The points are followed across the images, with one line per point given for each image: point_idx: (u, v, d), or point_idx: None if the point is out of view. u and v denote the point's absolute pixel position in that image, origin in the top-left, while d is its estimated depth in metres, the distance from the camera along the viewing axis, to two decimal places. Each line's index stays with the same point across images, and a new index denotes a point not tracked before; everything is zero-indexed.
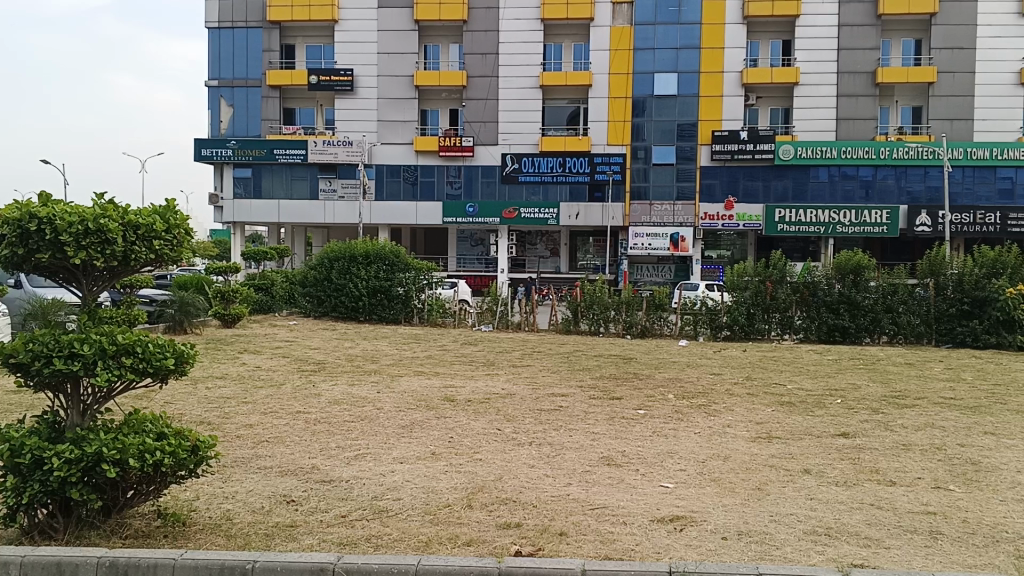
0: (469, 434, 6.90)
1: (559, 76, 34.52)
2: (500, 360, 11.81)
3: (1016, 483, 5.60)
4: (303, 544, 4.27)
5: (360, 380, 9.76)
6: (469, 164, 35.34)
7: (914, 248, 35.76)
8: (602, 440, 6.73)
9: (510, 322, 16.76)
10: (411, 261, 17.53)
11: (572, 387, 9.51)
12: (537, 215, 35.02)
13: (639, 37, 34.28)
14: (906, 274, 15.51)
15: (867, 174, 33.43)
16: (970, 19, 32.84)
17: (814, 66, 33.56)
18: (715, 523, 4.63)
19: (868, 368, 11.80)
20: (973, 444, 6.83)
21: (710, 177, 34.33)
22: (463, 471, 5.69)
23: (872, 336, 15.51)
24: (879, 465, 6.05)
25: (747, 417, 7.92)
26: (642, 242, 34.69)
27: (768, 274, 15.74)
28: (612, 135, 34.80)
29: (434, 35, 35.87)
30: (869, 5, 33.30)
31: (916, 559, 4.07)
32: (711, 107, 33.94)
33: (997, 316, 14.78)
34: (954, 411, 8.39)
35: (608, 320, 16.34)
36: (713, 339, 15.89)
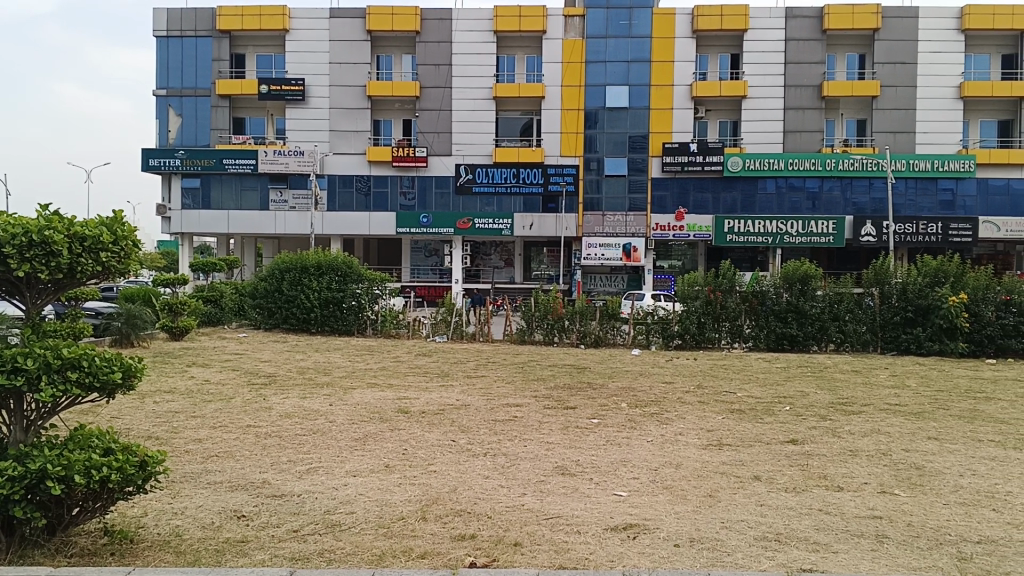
0: (423, 446, 6.86)
1: (512, 88, 34.59)
2: (455, 371, 11.78)
3: (959, 487, 5.75)
4: (254, 559, 4.21)
5: (312, 393, 9.64)
6: (423, 174, 35.21)
7: (860, 258, 36.39)
8: (556, 450, 6.75)
9: (464, 332, 16.78)
10: (364, 272, 17.40)
11: (527, 398, 9.53)
12: (490, 226, 35.09)
13: (590, 50, 34.63)
14: (851, 282, 15.88)
15: (814, 185, 34.05)
16: (911, 35, 33.81)
17: (762, 80, 34.20)
18: (668, 530, 4.67)
19: (816, 375, 12.00)
20: (916, 449, 7.00)
21: (661, 189, 34.72)
22: (418, 483, 5.66)
23: (820, 344, 15.79)
24: (827, 471, 6.17)
25: (698, 425, 8.00)
26: (596, 253, 34.93)
27: (717, 283, 15.99)
28: (565, 146, 35.00)
29: (386, 46, 35.82)
30: (814, 21, 34.07)
31: (863, 563, 4.16)
32: (662, 119, 34.39)
33: (940, 324, 15.14)
34: (899, 417, 8.57)
35: (563, 329, 16.34)
36: (665, 347, 16.05)
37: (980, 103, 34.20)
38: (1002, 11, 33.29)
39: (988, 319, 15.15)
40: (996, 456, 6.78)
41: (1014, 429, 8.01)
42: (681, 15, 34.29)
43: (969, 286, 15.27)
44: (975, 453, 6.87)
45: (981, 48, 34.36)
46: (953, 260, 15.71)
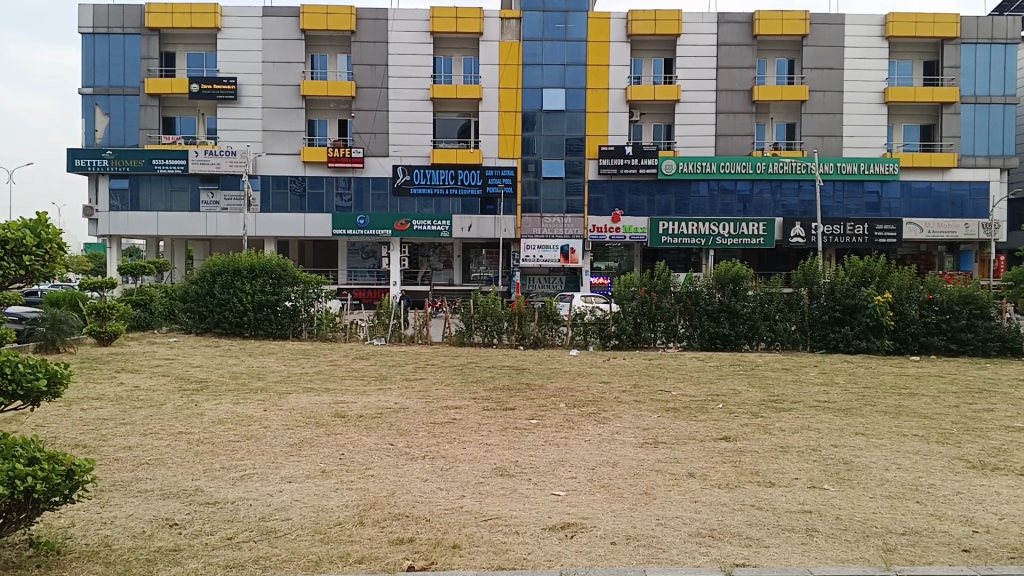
0: (360, 450, 6.80)
1: (449, 89, 34.49)
2: (392, 374, 11.69)
3: (885, 480, 5.93)
4: (187, 568, 4.13)
5: (245, 399, 9.47)
6: (359, 176, 34.88)
7: (789, 258, 37.27)
8: (494, 451, 6.77)
9: (403, 335, 16.76)
10: (299, 274, 17.17)
11: (466, 400, 9.51)
12: (429, 228, 34.96)
13: (527, 53, 34.73)
14: (781, 282, 16.23)
15: (745, 188, 34.79)
16: (838, 41, 34.74)
17: (695, 84, 34.75)
18: (605, 529, 4.71)
19: (748, 374, 12.26)
20: (844, 444, 7.20)
21: (597, 191, 35.08)
22: (355, 488, 5.61)
23: (751, 343, 16.09)
24: (759, 467, 6.29)
25: (635, 424, 8.10)
26: (534, 254, 35.07)
27: (652, 284, 16.23)
28: (503, 148, 35.01)
29: (321, 45, 35.33)
30: (745, 26, 34.73)
31: (794, 557, 4.25)
32: (598, 122, 34.73)
33: (867, 322, 15.59)
34: (828, 414, 8.80)
35: (501, 331, 16.37)
36: (602, 348, 16.20)
37: (903, 108, 35.32)
38: (923, 19, 34.50)
39: (911, 318, 15.66)
40: (919, 450, 7.01)
41: (935, 423, 8.30)
42: (616, 19, 34.69)
43: (893, 285, 15.75)
44: (899, 447, 7.10)
45: (903, 55, 35.50)
46: (879, 261, 16.18)
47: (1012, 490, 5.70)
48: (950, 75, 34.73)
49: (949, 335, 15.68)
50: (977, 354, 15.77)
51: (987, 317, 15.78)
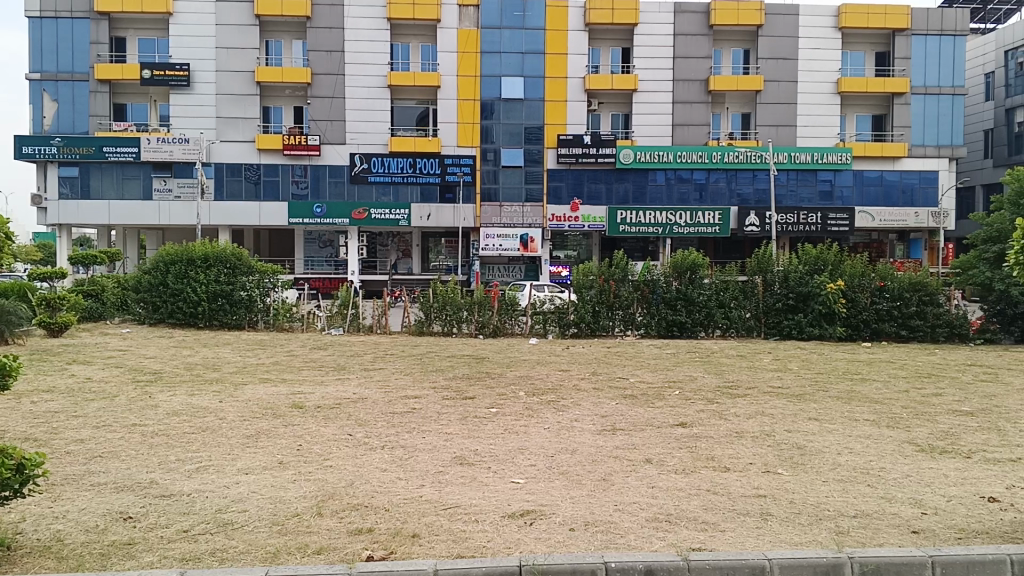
0: (318, 441, 6.76)
1: (407, 76, 34.14)
2: (351, 364, 11.62)
3: (837, 464, 6.04)
4: (143, 562, 4.07)
5: (201, 390, 9.34)
6: (316, 163, 34.52)
7: (744, 247, 37.71)
8: (454, 440, 6.76)
9: (362, 325, 16.86)
10: (255, 264, 16.94)
11: (425, 389, 9.49)
12: (387, 216, 34.74)
13: (485, 40, 34.55)
14: (736, 271, 16.39)
15: (701, 177, 35.16)
16: (792, 32, 35.15)
17: (652, 73, 34.94)
18: (563, 515, 4.75)
19: (704, 360, 12.41)
20: (798, 429, 7.31)
21: (556, 180, 35.16)
22: (313, 479, 5.57)
23: (706, 330, 16.27)
24: (714, 452, 6.38)
25: (593, 411, 8.15)
26: (494, 243, 34.97)
27: (611, 272, 16.32)
28: (462, 136, 34.82)
29: (275, 31, 34.77)
30: (702, 16, 34.97)
31: (749, 541, 4.32)
32: (556, 111, 34.78)
33: (819, 310, 15.87)
34: (782, 399, 8.94)
35: (461, 320, 16.31)
36: (562, 336, 16.23)
37: (855, 99, 35.82)
38: (876, 10, 34.97)
39: (863, 304, 16.00)
40: (870, 434, 7.16)
41: (886, 408, 8.48)
42: (574, 8, 34.71)
43: (846, 272, 16.02)
44: (851, 432, 7.24)
45: (856, 46, 35.94)
46: (831, 249, 16.45)
47: (959, 472, 5.86)
48: (901, 66, 35.33)
49: (900, 322, 16.09)
50: (925, 339, 16.26)
51: (935, 303, 16.27)
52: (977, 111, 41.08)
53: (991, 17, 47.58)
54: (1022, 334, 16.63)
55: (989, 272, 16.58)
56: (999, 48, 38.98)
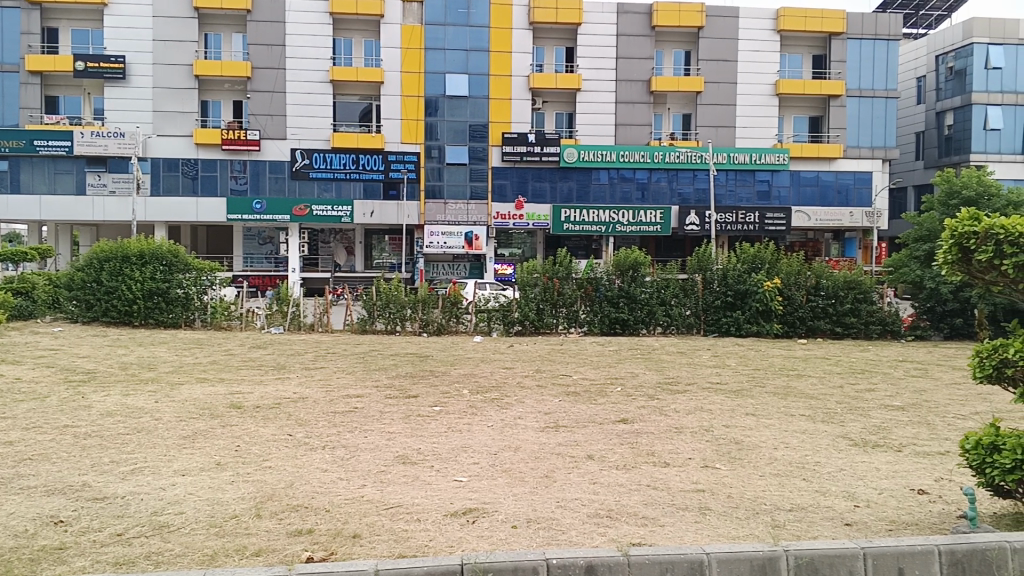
0: (257, 442, 6.65)
1: (349, 72, 33.73)
2: (292, 363, 11.46)
3: (773, 459, 6.16)
4: (74, 567, 3.96)
5: (135, 390, 9.12)
6: (256, 159, 33.96)
7: (684, 245, 38.22)
8: (397, 439, 6.72)
9: (303, 323, 16.66)
10: (192, 261, 16.59)
11: (367, 388, 9.41)
12: (329, 213, 34.38)
13: (429, 37, 34.31)
14: (676, 269, 16.70)
15: (643, 176, 35.62)
16: (732, 34, 35.73)
17: (596, 73, 35.20)
18: (505, 513, 4.75)
19: (644, 357, 12.57)
20: (736, 424, 7.45)
21: (500, 178, 35.19)
22: (252, 480, 5.48)
23: (648, 328, 16.47)
24: (655, 448, 6.45)
25: (537, 408, 8.19)
26: (438, 241, 34.90)
27: (554, 271, 16.39)
28: (405, 133, 34.55)
29: (215, 24, 34.08)
30: (644, 17, 35.34)
31: (687, 534, 4.39)
32: (501, 109, 34.80)
33: (756, 307, 16.17)
34: (721, 395, 9.10)
35: (404, 318, 16.15)
36: (506, 334, 16.23)
37: (793, 100, 36.54)
38: (813, 14, 35.70)
39: (799, 302, 16.32)
40: (806, 429, 7.31)
41: (821, 403, 8.67)
42: (518, 6, 34.74)
43: (782, 271, 16.34)
44: (787, 427, 7.39)
45: (794, 49, 36.64)
46: (768, 248, 16.77)
47: (891, 466, 6.02)
48: (837, 69, 36.15)
49: (835, 319, 16.49)
50: (859, 335, 16.70)
51: (868, 301, 16.73)
52: (910, 114, 42.22)
53: (923, 22, 48.87)
54: (950, 330, 17.25)
55: (920, 270, 17.03)
56: (931, 53, 40.09)
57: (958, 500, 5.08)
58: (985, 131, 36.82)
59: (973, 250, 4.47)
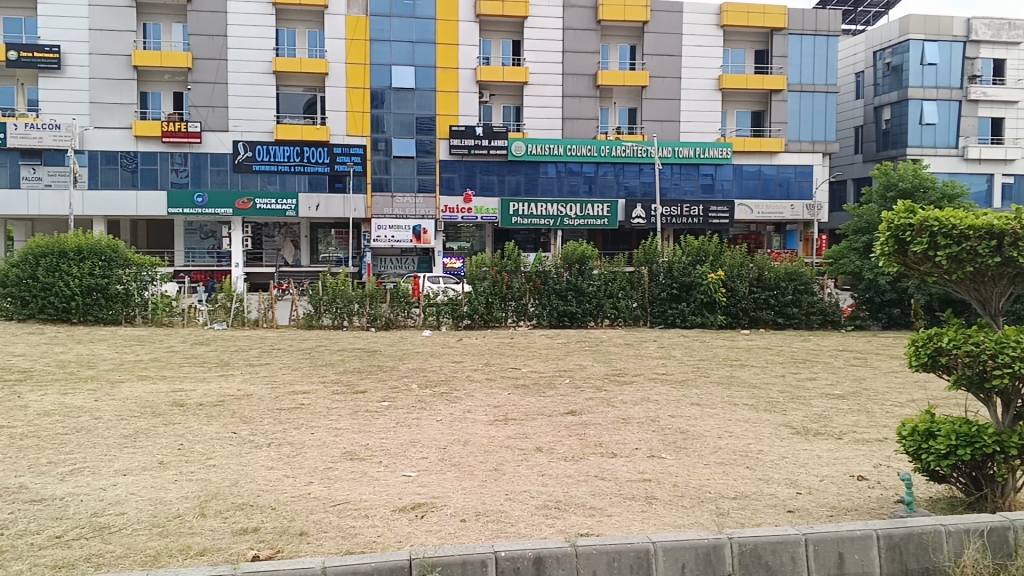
0: (200, 440, 6.54)
1: (292, 63, 33.24)
2: (235, 360, 11.28)
3: (718, 448, 6.26)
4: (10, 571, 3.85)
5: (74, 389, 8.90)
6: (197, 151, 33.31)
7: (631, 238, 38.55)
8: (344, 436, 6.66)
9: (246, 319, 16.42)
10: (132, 256, 16.25)
11: (315, 384, 9.33)
12: (273, 206, 33.87)
13: (375, 28, 33.98)
14: (623, 262, 16.83)
15: (590, 170, 35.84)
16: (676, 29, 36.09)
17: (542, 67, 35.28)
18: (455, 507, 4.75)
19: (593, 349, 12.66)
20: (681, 414, 7.55)
21: (448, 171, 35.02)
22: (196, 479, 5.40)
23: (596, 320, 16.57)
24: (603, 439, 6.51)
25: (486, 401, 8.19)
26: (385, 235, 34.53)
27: (503, 264, 16.41)
28: (351, 125, 34.15)
29: (154, 13, 33.36)
30: (590, 11, 35.50)
31: (635, 524, 4.43)
32: (448, 101, 34.63)
33: (701, 299, 16.40)
34: (667, 385, 9.23)
35: (351, 313, 15.99)
36: (455, 328, 16.16)
37: (736, 95, 37.04)
38: (755, 9, 36.16)
39: (742, 294, 16.60)
40: (749, 418, 7.44)
41: (764, 392, 8.84)
42: None
43: (726, 263, 16.63)
44: (731, 416, 7.52)
45: (737, 44, 37.12)
46: (712, 240, 17.02)
47: (831, 453, 6.15)
48: (778, 64, 36.72)
49: (776, 310, 16.79)
50: (800, 325, 17.05)
51: (809, 292, 17.07)
52: (849, 109, 43.16)
53: (862, 19, 49.94)
54: (888, 320, 17.69)
55: (859, 261, 17.42)
56: (869, 48, 40.98)
57: (895, 486, 5.22)
58: (920, 125, 37.78)
59: (909, 242, 4.58)
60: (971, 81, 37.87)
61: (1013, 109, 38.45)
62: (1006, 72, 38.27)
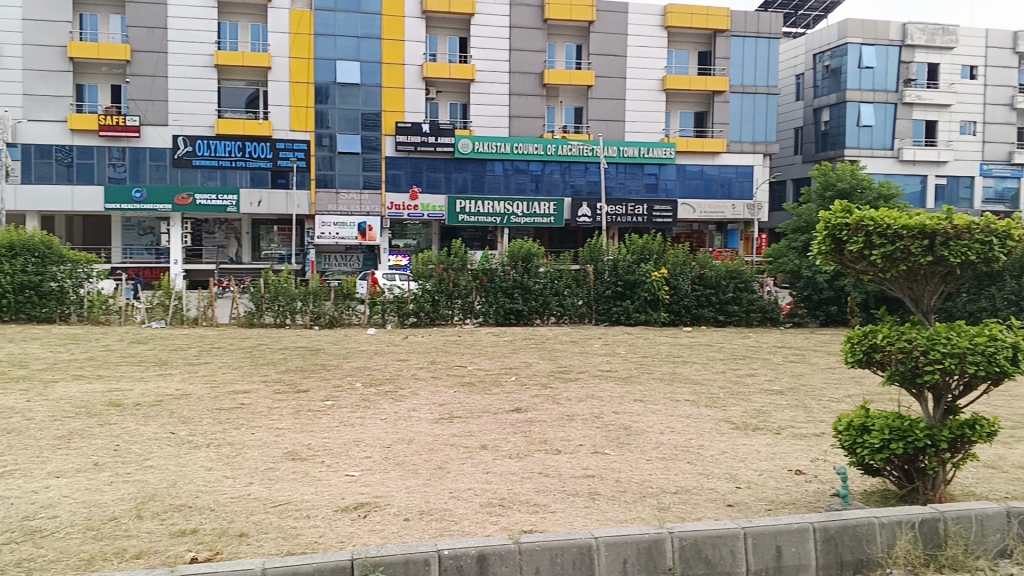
0: (137, 441, 6.40)
1: (235, 57, 32.71)
2: (173, 359, 11.07)
3: (660, 443, 6.34)
4: None
5: (5, 389, 8.63)
6: (135, 146, 32.56)
7: (577, 237, 38.75)
8: (285, 436, 6.57)
9: (185, 317, 16.11)
10: (66, 252, 15.85)
11: (255, 383, 9.19)
12: (214, 202, 33.24)
13: (319, 22, 33.51)
14: (569, 260, 16.90)
15: (536, 169, 35.99)
16: (621, 29, 36.39)
17: (489, 64, 35.27)
18: (398, 506, 4.73)
19: (538, 346, 12.70)
20: (625, 411, 7.62)
21: (394, 168, 34.80)
22: (132, 480, 5.28)
23: (542, 318, 16.64)
24: (547, 435, 6.54)
25: (431, 399, 8.16)
26: (330, 232, 34.18)
27: (449, 261, 16.36)
28: (295, 121, 33.69)
29: (90, 4, 32.53)
30: (537, 10, 35.61)
31: (578, 520, 4.46)
32: (393, 98, 34.41)
33: (645, 297, 16.61)
34: (611, 382, 9.30)
35: (295, 311, 15.80)
36: (401, 326, 16.06)
37: (680, 96, 37.48)
38: (699, 11, 36.61)
39: (684, 292, 16.84)
40: (690, 413, 7.54)
41: (705, 388, 8.98)
42: None
43: (669, 261, 16.86)
44: (673, 412, 7.61)
45: (681, 45, 37.54)
46: (656, 239, 17.26)
47: (769, 448, 6.27)
48: (721, 66, 37.23)
49: (718, 307, 17.07)
50: (741, 322, 17.33)
51: (749, 290, 17.35)
52: (788, 110, 44.02)
53: (802, 22, 50.90)
54: (826, 317, 18.11)
55: (797, 260, 17.73)
56: (808, 51, 41.80)
57: (831, 480, 5.34)
58: (858, 127, 38.64)
59: (845, 241, 4.67)
60: (906, 84, 38.89)
61: (945, 113, 39.64)
62: (939, 76, 39.54)
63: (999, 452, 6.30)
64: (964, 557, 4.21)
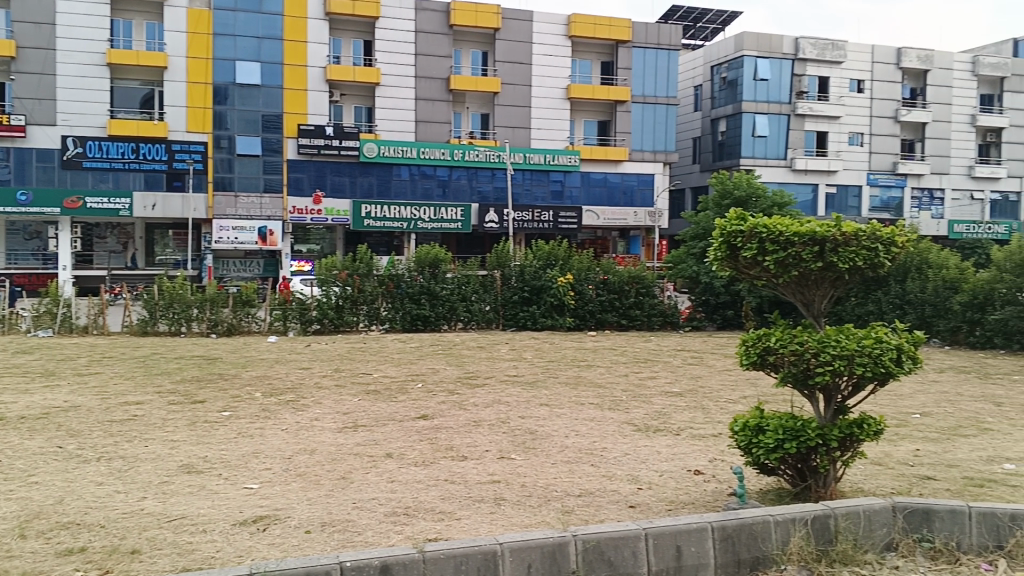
0: (20, 456, 6.08)
1: (129, 55, 31.60)
2: (61, 369, 10.59)
3: (565, 447, 6.40)
4: None
5: None
6: (20, 146, 31.07)
7: (484, 242, 38.69)
8: (181, 448, 6.35)
9: (74, 325, 15.43)
10: None
11: (149, 394, 8.86)
12: (106, 206, 31.96)
13: (217, 22, 32.70)
14: (476, 265, 16.91)
15: (443, 174, 35.99)
16: (526, 37, 36.71)
17: (394, 68, 35.05)
18: (299, 518, 4.63)
19: (445, 352, 12.65)
20: (530, 415, 7.66)
21: (297, 171, 34.19)
22: (15, 498, 5.01)
23: (449, 323, 16.58)
24: (453, 442, 6.52)
25: (335, 408, 8.03)
26: (228, 236, 33.28)
27: (355, 267, 16.13)
28: (192, 122, 32.71)
29: None
30: (442, 15, 35.59)
31: (482, 526, 4.46)
32: (296, 100, 33.83)
33: (551, 301, 16.78)
34: (517, 387, 9.35)
35: (191, 319, 15.36)
36: (303, 333, 15.76)
37: (584, 104, 38.02)
38: (601, 22, 37.25)
39: (588, 296, 17.11)
40: (594, 417, 7.64)
41: (608, 392, 9.11)
42: None
43: (574, 266, 17.10)
44: (577, 415, 7.69)
45: (585, 54, 38.09)
46: (562, 245, 17.47)
47: (670, 449, 6.40)
48: (623, 75, 37.95)
49: (620, 312, 17.43)
50: (642, 327, 17.70)
51: (650, 294, 17.75)
52: (688, 119, 45.19)
53: (700, 35, 52.32)
54: (723, 321, 18.60)
55: (696, 265, 18.17)
56: (706, 63, 43.00)
57: (729, 479, 5.49)
58: (753, 137, 39.90)
59: (740, 247, 4.84)
60: (798, 96, 40.44)
61: (835, 124, 41.36)
62: (829, 88, 41.17)
63: (885, 449, 6.59)
64: (854, 551, 4.40)
